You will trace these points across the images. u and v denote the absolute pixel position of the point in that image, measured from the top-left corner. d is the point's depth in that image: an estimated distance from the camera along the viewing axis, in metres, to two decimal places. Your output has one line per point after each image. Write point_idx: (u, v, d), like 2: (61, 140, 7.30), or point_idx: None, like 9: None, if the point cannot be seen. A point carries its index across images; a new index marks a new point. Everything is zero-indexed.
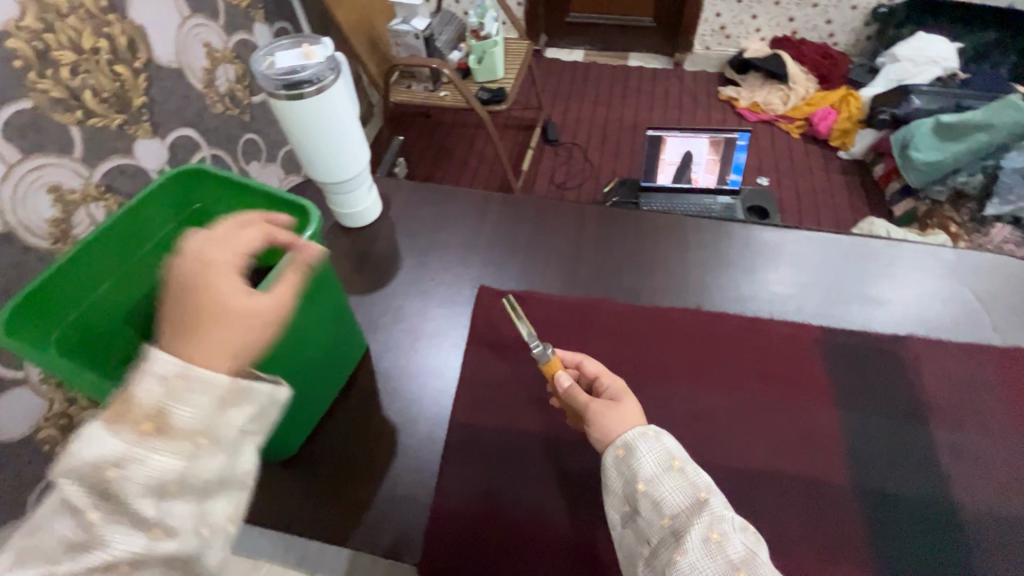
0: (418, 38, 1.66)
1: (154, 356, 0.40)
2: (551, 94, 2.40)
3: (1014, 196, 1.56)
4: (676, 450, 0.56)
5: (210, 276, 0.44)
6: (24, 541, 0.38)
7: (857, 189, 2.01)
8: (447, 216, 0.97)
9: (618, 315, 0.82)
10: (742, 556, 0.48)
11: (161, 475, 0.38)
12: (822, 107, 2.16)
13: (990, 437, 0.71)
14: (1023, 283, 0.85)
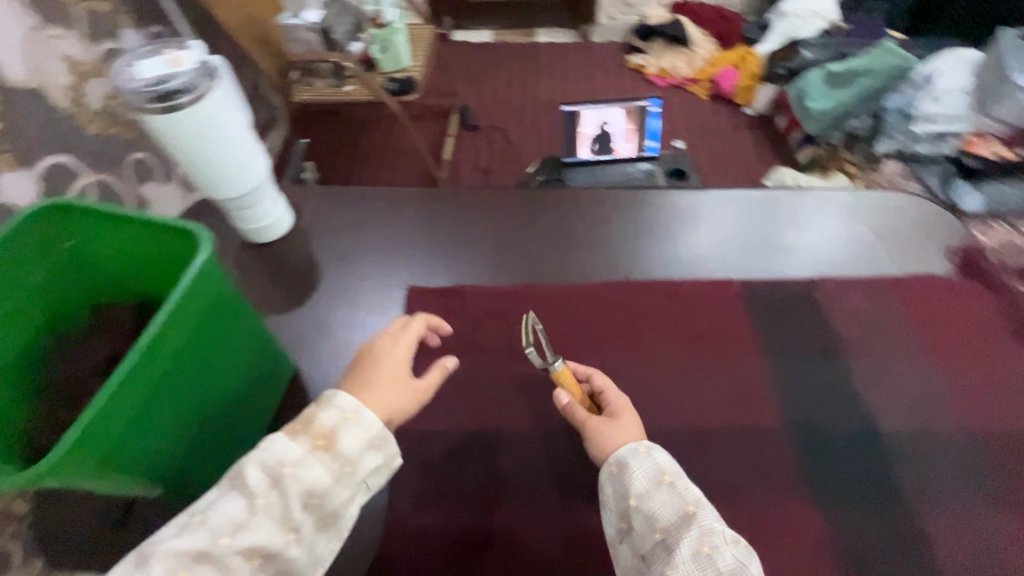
0: (313, 31, 1.59)
1: (338, 394, 0.56)
2: (464, 78, 2.35)
3: (899, 133, 1.71)
4: (670, 466, 0.58)
5: (383, 357, 0.61)
6: (197, 510, 0.50)
7: (763, 142, 2.12)
8: (366, 219, 0.92)
9: (548, 299, 0.83)
10: (731, 568, 0.51)
11: (312, 485, 0.52)
12: (723, 67, 2.24)
13: (897, 362, 0.78)
14: (913, 215, 0.91)
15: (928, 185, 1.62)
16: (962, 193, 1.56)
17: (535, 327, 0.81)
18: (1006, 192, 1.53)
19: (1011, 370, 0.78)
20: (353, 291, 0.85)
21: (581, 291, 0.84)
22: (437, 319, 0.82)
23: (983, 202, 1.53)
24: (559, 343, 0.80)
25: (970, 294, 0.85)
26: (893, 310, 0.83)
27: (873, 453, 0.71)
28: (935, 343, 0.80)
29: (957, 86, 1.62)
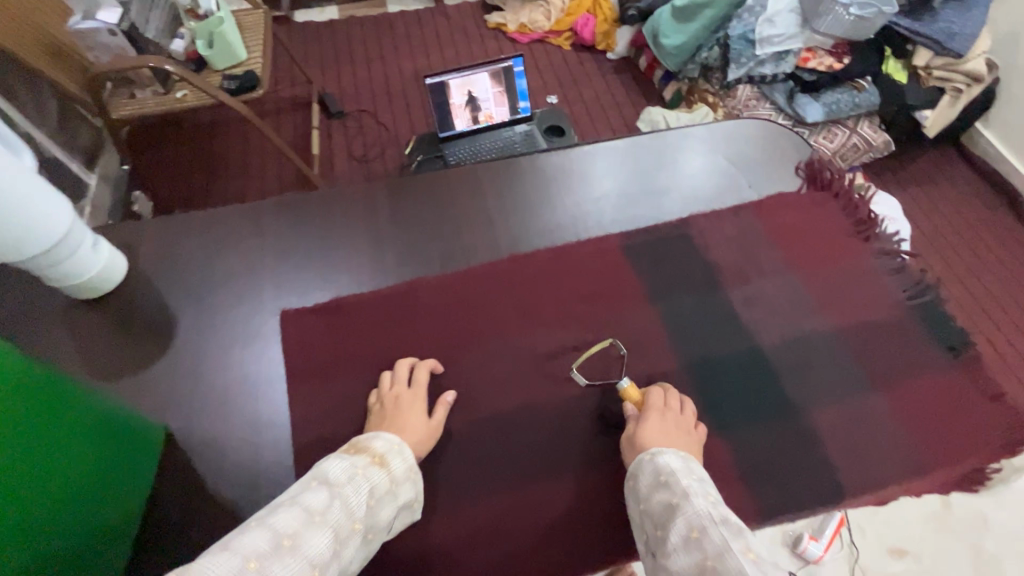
0: (115, 33, 1.37)
1: (377, 435, 0.64)
2: (318, 63, 2.18)
3: (745, 59, 1.75)
4: (674, 468, 0.61)
5: (397, 407, 0.68)
6: (285, 496, 0.53)
7: (630, 84, 2.17)
8: (219, 243, 0.85)
9: (435, 291, 0.81)
10: (717, 548, 0.51)
11: (373, 489, 0.58)
12: (580, 15, 2.24)
13: (770, 281, 0.84)
14: (760, 138, 0.99)
15: (777, 103, 1.76)
16: (805, 106, 1.70)
17: (426, 323, 0.79)
18: (839, 99, 1.68)
19: (864, 265, 0.85)
20: (227, 325, 0.78)
21: (466, 276, 0.83)
22: (322, 338, 0.77)
23: (823, 110, 1.68)
24: (455, 334, 0.78)
25: (818, 203, 0.91)
26: (757, 231, 0.88)
27: (759, 370, 0.77)
28: (797, 256, 0.86)
29: (786, 6, 1.68)
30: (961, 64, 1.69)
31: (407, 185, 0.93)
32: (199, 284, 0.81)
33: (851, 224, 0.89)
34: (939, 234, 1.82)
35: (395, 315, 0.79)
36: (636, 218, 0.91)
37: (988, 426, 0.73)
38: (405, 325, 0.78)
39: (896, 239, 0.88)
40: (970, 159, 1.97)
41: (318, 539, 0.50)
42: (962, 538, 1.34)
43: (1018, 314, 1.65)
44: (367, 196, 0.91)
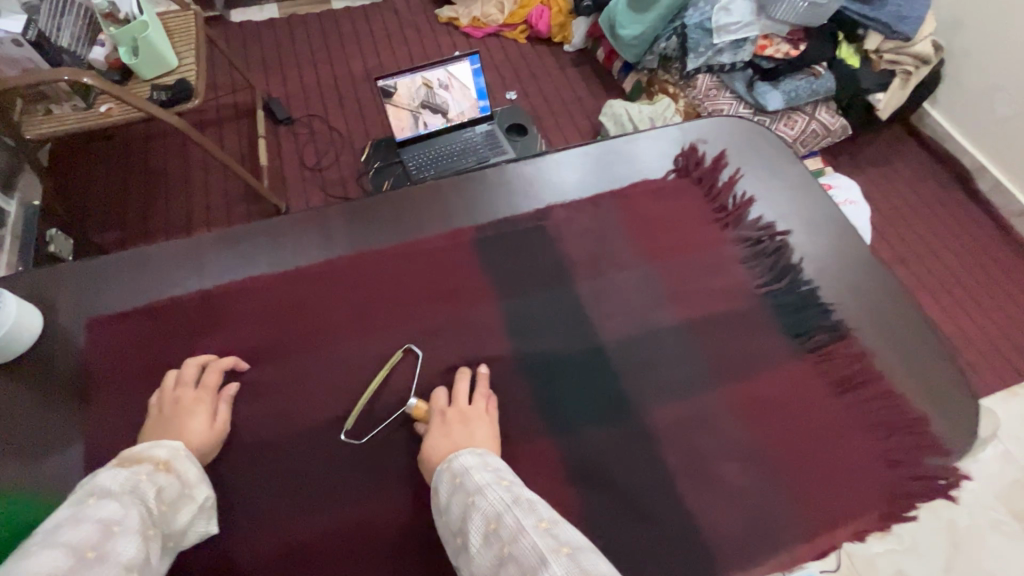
0: (22, 44, 1.20)
1: (158, 443, 0.61)
2: (259, 65, 2.05)
3: (703, 48, 1.73)
4: (468, 465, 0.58)
5: (177, 413, 0.65)
6: (62, 522, 0.47)
7: (590, 78, 2.13)
8: (155, 282, 0.78)
9: (348, 316, 0.75)
10: (512, 530, 0.49)
11: (164, 493, 0.56)
12: (533, 7, 2.18)
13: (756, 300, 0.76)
14: (744, 137, 0.90)
15: (737, 92, 1.74)
16: (765, 94, 1.68)
17: (320, 349, 0.73)
18: (798, 86, 1.68)
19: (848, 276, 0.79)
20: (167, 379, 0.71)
21: (416, 310, 0.76)
22: (269, 391, 0.71)
23: (783, 97, 1.68)
24: (321, 350, 0.73)
25: (677, 191, 0.84)
26: (611, 223, 0.81)
27: (728, 406, 0.68)
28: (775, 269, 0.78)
29: None
30: (909, 47, 1.72)
31: (363, 207, 0.84)
32: (134, 341, 0.73)
33: (711, 211, 0.82)
34: (897, 215, 1.86)
35: (235, 328, 0.74)
36: (607, 228, 0.81)
37: (854, 448, 0.66)
38: (335, 357, 0.73)
39: (758, 223, 0.81)
40: (921, 139, 2.02)
41: (117, 554, 0.47)
42: (941, 514, 1.37)
43: (977, 291, 1.71)
44: (319, 226, 0.83)
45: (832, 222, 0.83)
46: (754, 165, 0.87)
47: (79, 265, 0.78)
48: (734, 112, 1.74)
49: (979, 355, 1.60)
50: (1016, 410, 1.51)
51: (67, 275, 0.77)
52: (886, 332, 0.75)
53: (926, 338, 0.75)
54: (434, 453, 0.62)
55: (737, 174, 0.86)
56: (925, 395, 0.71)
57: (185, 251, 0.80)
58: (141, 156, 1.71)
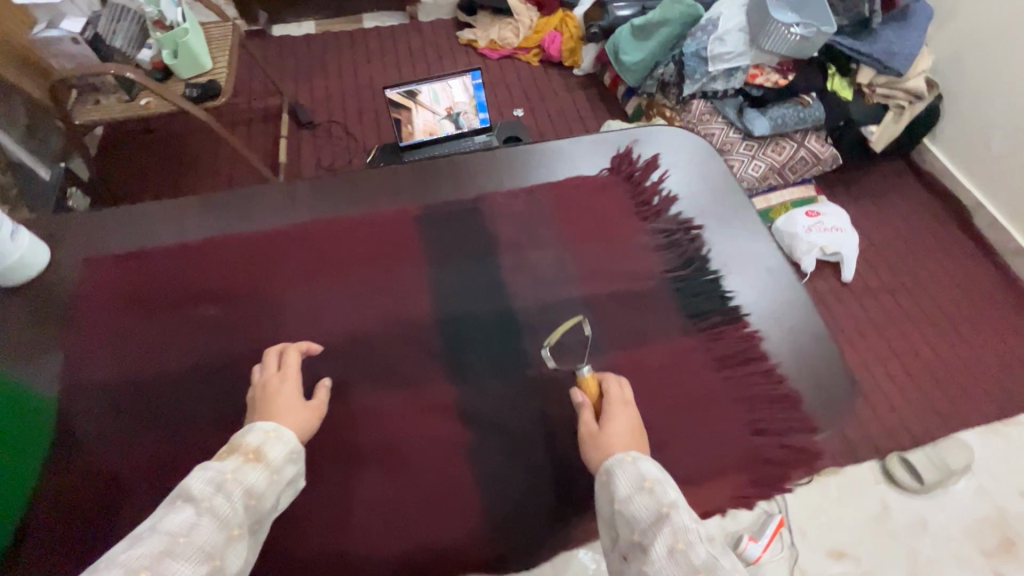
0: (78, 42, 1.40)
1: (252, 426, 0.63)
2: (291, 75, 2.24)
3: (699, 75, 1.80)
4: (655, 475, 0.60)
5: (279, 393, 0.68)
6: (143, 530, 0.51)
7: (595, 100, 2.24)
8: (137, 230, 0.90)
9: (295, 270, 0.85)
10: (704, 561, 0.50)
11: (249, 486, 0.58)
12: (547, 32, 2.32)
13: (658, 284, 0.83)
14: (677, 144, 0.96)
15: (728, 117, 1.81)
16: (753, 120, 1.74)
17: (268, 295, 0.83)
18: (785, 113, 1.74)
19: (757, 274, 0.85)
20: (132, 309, 0.83)
21: (360, 270, 0.85)
22: (217, 327, 0.80)
23: (769, 124, 1.73)
24: (269, 296, 0.83)
25: (603, 186, 0.92)
26: (543, 208, 0.89)
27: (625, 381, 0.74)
28: (682, 258, 0.85)
29: (735, 25, 1.76)
30: (902, 82, 1.76)
31: (332, 183, 0.95)
32: (109, 274, 0.85)
33: (633, 205, 0.90)
34: (888, 246, 1.87)
35: (190, 272, 0.85)
36: (538, 214, 0.89)
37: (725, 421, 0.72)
38: (274, 303, 0.82)
39: (673, 218, 0.88)
40: (921, 174, 2.03)
41: (182, 565, 0.49)
42: (903, 542, 1.36)
43: (965, 325, 1.70)
44: (289, 196, 0.93)
45: (744, 223, 0.89)
46: (683, 169, 0.94)
47: (82, 217, 0.92)
48: (725, 136, 1.80)
49: (959, 389, 1.59)
50: (995, 447, 1.48)
51: (70, 222, 0.91)
52: (779, 324, 0.81)
53: (816, 333, 0.81)
54: (605, 438, 0.65)
55: (665, 173, 0.93)
56: (807, 383, 0.77)
57: (172, 210, 0.92)
58: (176, 147, 1.91)
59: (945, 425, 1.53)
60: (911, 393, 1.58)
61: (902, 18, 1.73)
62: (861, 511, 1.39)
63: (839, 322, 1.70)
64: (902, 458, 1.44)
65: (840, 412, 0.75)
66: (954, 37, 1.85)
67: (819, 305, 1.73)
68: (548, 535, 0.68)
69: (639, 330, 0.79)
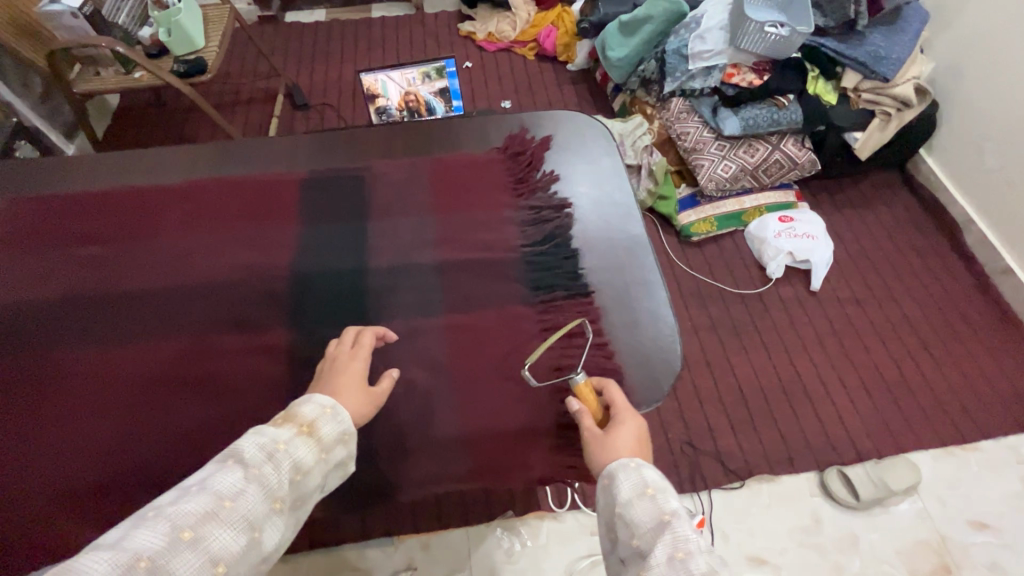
0: (78, 16, 1.54)
1: (312, 398, 0.70)
2: (294, 59, 2.35)
3: (679, 73, 1.80)
4: (657, 483, 0.65)
5: (342, 371, 0.74)
6: (198, 483, 0.58)
7: (584, 95, 2.25)
8: (67, 179, 1.01)
9: (194, 220, 0.95)
10: (703, 571, 0.56)
11: (298, 460, 0.64)
12: (543, 27, 2.34)
13: (515, 256, 0.90)
14: (571, 133, 1.03)
15: (703, 116, 1.77)
16: (724, 120, 1.72)
17: (164, 240, 0.93)
18: (758, 114, 1.71)
19: (618, 258, 0.91)
20: (50, 242, 0.94)
21: (246, 227, 0.94)
22: (100, 263, 0.91)
23: (740, 124, 1.71)
24: (149, 242, 0.93)
25: (489, 162, 0.99)
26: (426, 181, 0.97)
27: (463, 349, 0.82)
28: (543, 234, 0.92)
29: (717, 24, 1.74)
30: (889, 88, 1.70)
31: (252, 150, 1.02)
32: (36, 211, 0.97)
33: (512, 181, 0.97)
34: (867, 258, 1.80)
35: (105, 213, 0.96)
36: (423, 188, 0.97)
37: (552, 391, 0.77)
38: (171, 247, 0.92)
39: (547, 196, 0.96)
40: (914, 186, 1.94)
41: (223, 529, 0.55)
42: (828, 555, 1.32)
43: (935, 346, 1.63)
44: (205, 157, 1.02)
45: (607, 205, 0.96)
46: (562, 156, 1.01)
47: (27, 167, 1.03)
48: (698, 135, 1.77)
49: (919, 408, 1.53)
50: (945, 470, 1.43)
51: (13, 169, 1.03)
52: (627, 304, 0.87)
53: (655, 313, 0.86)
54: (610, 441, 0.70)
55: (552, 157, 1.00)
56: (638, 361, 0.82)
57: (97, 163, 1.03)
58: (177, 120, 2.04)
59: (896, 443, 1.47)
60: (866, 407, 1.52)
61: (892, 21, 1.68)
62: (787, 519, 1.37)
63: (799, 331, 1.65)
64: (841, 472, 1.41)
65: (662, 390, 0.80)
66: (952, 45, 1.77)
67: (782, 311, 1.69)
68: (374, 474, 0.76)
69: (486, 301, 0.86)
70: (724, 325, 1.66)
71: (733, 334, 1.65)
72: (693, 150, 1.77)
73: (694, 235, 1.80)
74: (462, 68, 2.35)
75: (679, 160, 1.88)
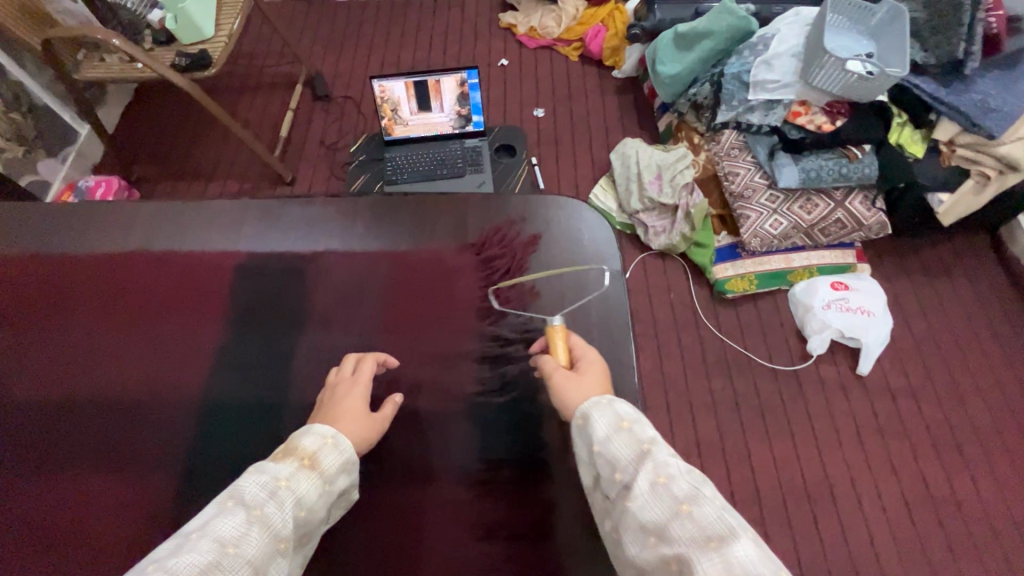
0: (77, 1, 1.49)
1: (313, 427, 0.67)
2: (322, 43, 2.20)
3: (736, 102, 1.54)
4: (630, 415, 0.66)
5: (340, 398, 0.73)
6: (195, 531, 0.55)
7: (628, 109, 2.01)
8: (12, 228, 0.93)
9: (129, 305, 0.87)
10: (686, 492, 0.56)
11: (300, 497, 0.61)
12: (591, 25, 2.09)
13: (476, 390, 0.81)
14: (570, 224, 0.90)
15: (757, 157, 1.53)
16: (781, 168, 1.48)
17: (92, 325, 0.86)
18: (822, 166, 1.46)
19: None
20: None
21: (182, 321, 0.86)
22: (27, 344, 0.85)
23: (799, 175, 1.47)
24: (67, 336, 0.85)
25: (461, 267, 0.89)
26: (393, 283, 0.88)
27: (405, 495, 0.75)
28: (513, 361, 0.82)
29: (788, 50, 1.49)
30: (993, 146, 1.36)
31: (210, 216, 0.93)
32: None
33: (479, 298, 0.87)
34: (934, 339, 1.54)
35: (37, 283, 0.89)
36: (388, 291, 0.87)
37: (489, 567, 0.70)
38: (100, 334, 0.85)
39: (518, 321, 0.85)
40: (1005, 258, 1.64)
41: None
42: None
43: (999, 460, 1.39)
44: (153, 219, 0.93)
45: (608, 325, 0.82)
46: (557, 252, 0.88)
47: None
48: (748, 179, 1.53)
49: (965, 535, 1.31)
50: None
51: None
52: None
53: None
54: (581, 382, 0.71)
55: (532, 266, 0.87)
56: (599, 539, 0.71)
57: (44, 211, 0.94)
58: (195, 113, 1.98)
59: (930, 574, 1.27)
60: (901, 526, 1.32)
61: (1010, 66, 1.39)
62: None
63: (836, 421, 1.44)
64: None
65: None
66: None
67: (818, 396, 1.47)
68: None
69: (436, 441, 0.78)
70: (749, 405, 1.46)
71: (757, 417, 1.45)
72: (740, 195, 1.53)
73: (729, 292, 1.57)
74: (496, 66, 2.14)
75: (722, 203, 1.63)
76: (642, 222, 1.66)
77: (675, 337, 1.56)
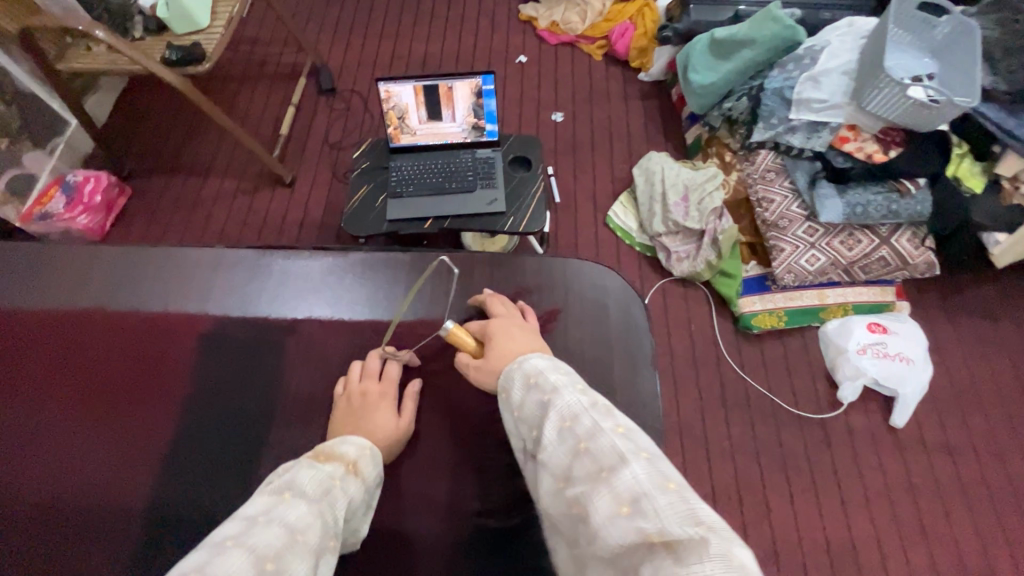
0: None
1: (348, 439, 0.66)
2: (329, 30, 2.06)
3: (775, 120, 1.40)
4: (537, 367, 0.64)
5: (364, 403, 0.73)
6: (254, 515, 0.51)
7: (653, 116, 1.86)
8: None
9: (82, 379, 0.78)
10: (587, 429, 0.54)
11: (349, 501, 0.59)
12: (618, 22, 1.93)
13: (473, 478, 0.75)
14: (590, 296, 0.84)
15: (796, 184, 1.40)
16: (824, 200, 1.35)
17: (39, 403, 0.77)
18: (871, 200, 1.34)
19: None
20: None
21: (138, 404, 0.77)
22: None
23: (844, 210, 1.34)
24: (17, 409, 0.77)
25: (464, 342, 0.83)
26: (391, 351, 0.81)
27: None
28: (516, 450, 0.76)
29: (839, 66, 1.34)
30: None
31: (189, 273, 0.86)
32: None
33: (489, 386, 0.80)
34: (974, 389, 1.42)
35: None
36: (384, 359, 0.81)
37: None
38: (49, 414, 0.77)
39: None
40: None
41: (299, 562, 0.48)
42: None
43: None
44: (123, 279, 0.85)
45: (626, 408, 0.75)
46: (578, 322, 0.82)
47: None
48: (784, 208, 1.40)
49: None
50: None
51: None
52: None
53: None
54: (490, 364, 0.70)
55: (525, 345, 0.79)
56: None
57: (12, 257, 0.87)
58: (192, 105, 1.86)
59: None
60: None
61: None
62: None
63: (863, 476, 1.33)
64: None
65: None
66: None
67: (844, 447, 1.36)
68: None
69: (427, 535, 0.71)
70: (770, 453, 1.35)
71: (779, 468, 1.34)
72: (773, 224, 1.41)
73: (755, 328, 1.46)
74: (514, 63, 1.99)
75: (753, 230, 1.51)
76: (664, 247, 1.54)
77: (693, 374, 1.44)
